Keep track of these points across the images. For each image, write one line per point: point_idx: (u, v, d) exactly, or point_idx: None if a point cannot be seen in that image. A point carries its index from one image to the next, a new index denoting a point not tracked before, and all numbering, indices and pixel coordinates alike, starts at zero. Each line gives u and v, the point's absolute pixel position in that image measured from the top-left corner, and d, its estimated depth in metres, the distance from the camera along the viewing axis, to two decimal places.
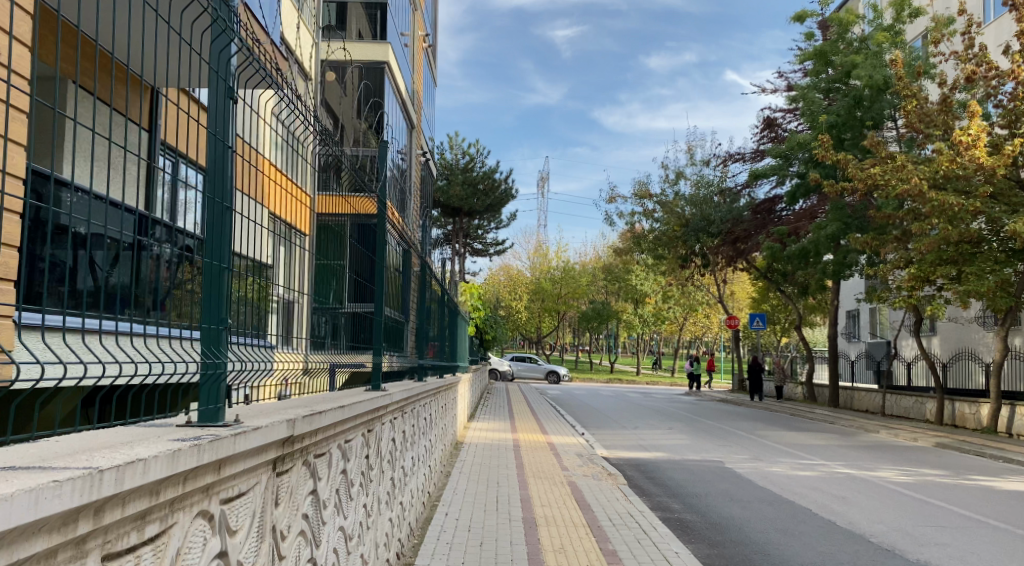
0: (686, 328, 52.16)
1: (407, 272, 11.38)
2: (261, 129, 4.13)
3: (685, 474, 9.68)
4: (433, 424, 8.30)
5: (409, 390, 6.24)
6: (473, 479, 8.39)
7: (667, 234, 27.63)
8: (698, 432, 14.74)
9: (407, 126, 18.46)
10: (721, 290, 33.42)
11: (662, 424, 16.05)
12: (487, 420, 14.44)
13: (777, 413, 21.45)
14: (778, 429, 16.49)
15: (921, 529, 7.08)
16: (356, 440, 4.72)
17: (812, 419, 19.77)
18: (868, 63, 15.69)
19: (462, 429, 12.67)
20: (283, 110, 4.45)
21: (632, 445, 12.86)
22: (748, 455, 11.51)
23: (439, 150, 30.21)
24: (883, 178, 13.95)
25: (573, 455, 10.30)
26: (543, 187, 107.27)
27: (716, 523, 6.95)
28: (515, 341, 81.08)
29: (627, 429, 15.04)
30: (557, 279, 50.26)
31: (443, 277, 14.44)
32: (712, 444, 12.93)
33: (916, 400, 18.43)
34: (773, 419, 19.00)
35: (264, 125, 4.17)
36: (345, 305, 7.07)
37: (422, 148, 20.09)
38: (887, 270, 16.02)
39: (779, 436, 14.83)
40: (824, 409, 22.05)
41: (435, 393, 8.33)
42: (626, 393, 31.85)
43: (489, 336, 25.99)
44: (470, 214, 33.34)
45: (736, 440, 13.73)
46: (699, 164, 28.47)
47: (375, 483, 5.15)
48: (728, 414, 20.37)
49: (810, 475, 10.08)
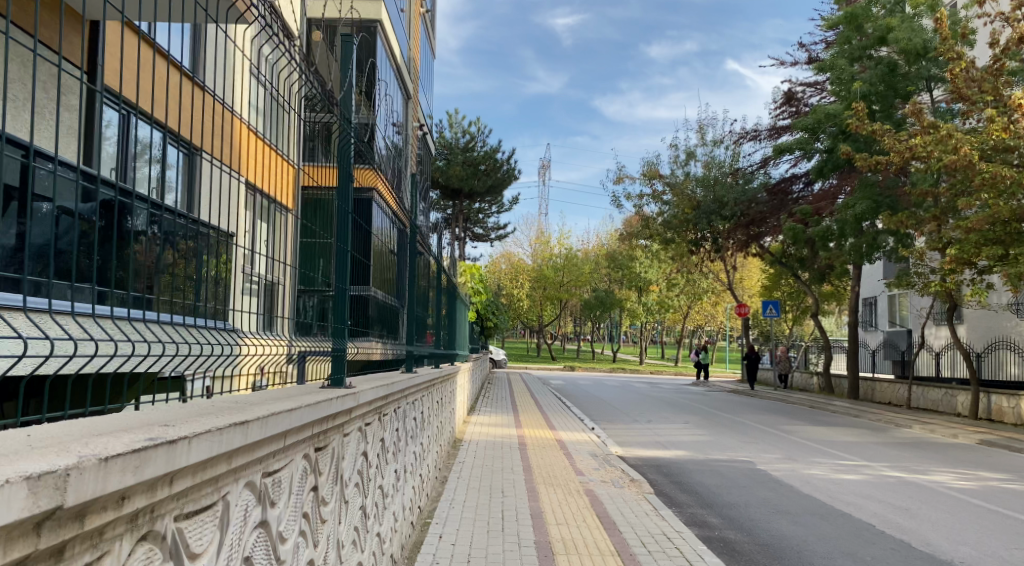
0: (691, 317, 50.92)
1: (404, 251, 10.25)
2: (227, 63, 3.07)
3: (716, 478, 8.52)
4: (426, 422, 7.09)
5: (389, 389, 4.96)
6: (472, 486, 7.17)
7: (678, 216, 26.36)
8: (717, 427, 13.54)
9: (404, 96, 17.21)
10: (730, 276, 32.16)
11: (677, 418, 14.85)
12: (489, 414, 13.24)
13: (795, 406, 20.25)
14: (802, 423, 15.29)
15: (1015, 551, 5.88)
16: (294, 464, 3.28)
17: (834, 412, 18.55)
18: (906, 25, 14.38)
19: (461, 424, 11.45)
20: (263, 44, 3.38)
21: (648, 441, 11.67)
22: (781, 455, 10.31)
23: (438, 129, 28.89)
24: (925, 150, 12.71)
25: (587, 455, 9.10)
26: (544, 176, 105.85)
27: (767, 544, 5.82)
28: (516, 331, 79.89)
29: (641, 424, 13.84)
30: (559, 267, 48.98)
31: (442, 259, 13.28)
32: (736, 441, 11.77)
33: (947, 393, 17.25)
34: (793, 412, 17.78)
35: (232, 52, 3.08)
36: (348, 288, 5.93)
37: (419, 122, 18.81)
38: (925, 251, 14.74)
39: (806, 432, 13.63)
40: (844, 401, 20.87)
41: (427, 387, 7.04)
42: (631, 383, 30.61)
43: (490, 323, 24.75)
44: (470, 196, 32.07)
45: (761, 436, 12.54)
46: (710, 144, 27.24)
47: (330, 520, 3.80)
48: (743, 407, 19.16)
49: (857, 479, 8.87)
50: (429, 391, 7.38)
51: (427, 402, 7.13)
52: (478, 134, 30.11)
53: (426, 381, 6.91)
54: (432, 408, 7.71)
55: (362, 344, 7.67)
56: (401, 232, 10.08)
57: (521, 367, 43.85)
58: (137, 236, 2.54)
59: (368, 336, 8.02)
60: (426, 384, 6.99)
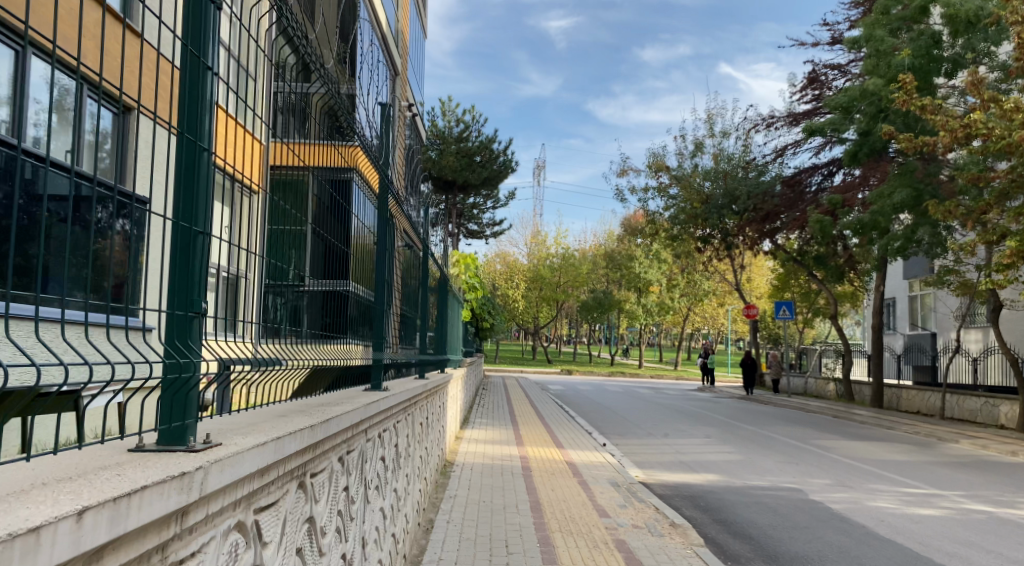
0: (691, 318, 49.31)
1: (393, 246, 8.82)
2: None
3: (768, 515, 6.92)
4: (405, 452, 5.49)
5: (328, 422, 3.22)
6: (466, 533, 5.57)
7: (685, 212, 24.92)
8: (744, 443, 11.94)
9: (391, 74, 15.67)
10: (739, 276, 30.56)
11: (696, 431, 13.27)
12: (485, 427, 11.68)
13: (816, 415, 18.70)
14: (833, 436, 13.74)
15: None
16: None
17: (862, 422, 16.97)
18: None
19: (453, 442, 9.81)
20: None
21: (670, 462, 10.09)
22: (831, 481, 8.73)
23: (430, 117, 27.31)
24: (986, 126, 11.20)
25: (604, 483, 7.50)
26: (540, 176, 104.00)
27: None
28: (512, 333, 78.21)
29: (656, 438, 12.25)
30: (556, 267, 47.27)
31: (437, 254, 11.80)
32: (773, 461, 10.19)
33: (986, 402, 15.70)
34: (818, 423, 16.20)
35: None
36: (307, 281, 5.02)
37: (408, 102, 17.29)
38: (973, 244, 13.19)
39: (845, 448, 12.04)
40: (866, 409, 19.35)
41: (403, 404, 5.37)
42: (635, 388, 28.92)
43: (486, 323, 23.03)
44: (464, 189, 30.41)
45: (798, 455, 10.91)
46: (720, 135, 25.73)
47: None
48: (761, 416, 17.59)
49: (936, 513, 7.27)
50: (408, 410, 5.73)
51: (403, 424, 5.44)
52: (472, 122, 28.48)
53: (399, 398, 5.25)
54: (414, 433, 6.05)
55: (339, 354, 6.03)
56: (388, 223, 8.55)
57: (518, 370, 42.08)
58: (103, 233, 2.01)
59: (348, 344, 6.39)
60: (401, 400, 5.33)
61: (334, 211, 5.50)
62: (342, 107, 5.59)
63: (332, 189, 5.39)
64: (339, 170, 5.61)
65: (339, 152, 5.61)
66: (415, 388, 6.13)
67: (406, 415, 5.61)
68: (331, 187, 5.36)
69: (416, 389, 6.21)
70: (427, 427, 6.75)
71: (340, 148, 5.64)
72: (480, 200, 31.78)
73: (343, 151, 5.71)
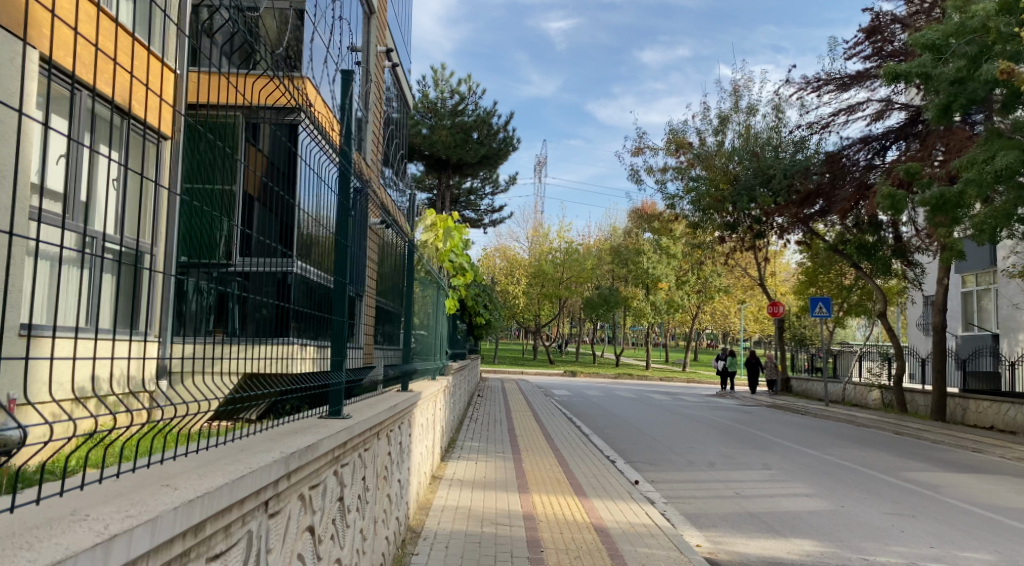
0: (702, 314, 46.24)
1: (359, 230, 6.14)
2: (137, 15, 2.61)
3: None
4: None
5: None
6: None
7: (709, 194, 22.05)
8: (819, 479, 9.01)
9: (364, 12, 12.90)
10: (764, 269, 27.60)
11: (750, 459, 10.33)
12: (475, 455, 8.92)
13: (870, 430, 15.73)
14: (922, 464, 10.76)
15: None
16: None
17: (934, 440, 14.05)
18: None
19: (428, 486, 6.92)
20: None
21: (736, 515, 7.20)
22: (996, 558, 5.79)
23: (421, 87, 24.36)
24: None
25: None
26: (541, 172, 100.69)
27: None
28: (511, 332, 75.02)
29: (701, 471, 9.27)
30: (559, 262, 44.14)
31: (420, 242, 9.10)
32: (881, 516, 7.23)
33: None
34: (886, 443, 13.25)
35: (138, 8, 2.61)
36: None
37: (386, 48, 14.44)
38: None
39: (955, 486, 9.08)
40: (925, 422, 16.51)
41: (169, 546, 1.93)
42: (648, 393, 25.96)
43: (482, 319, 20.07)
44: (459, 169, 27.45)
45: (904, 502, 7.89)
46: (746, 108, 22.86)
47: None
48: (811, 432, 14.68)
49: None
50: (236, 526, 2.27)
51: None
52: (469, 94, 25.60)
53: (136, 547, 1.76)
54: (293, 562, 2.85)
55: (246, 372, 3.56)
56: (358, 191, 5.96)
57: (518, 372, 38.86)
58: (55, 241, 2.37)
59: (267, 356, 3.89)
60: (166, 539, 1.87)
61: (215, 180, 3.15)
62: (235, 16, 3.24)
63: (207, 143, 3.07)
64: (215, 126, 3.16)
65: (224, 82, 3.23)
66: (296, 446, 2.79)
67: (209, 561, 2.13)
68: (202, 142, 3.04)
69: (292, 442, 2.86)
70: (342, 525, 3.30)
71: (225, 80, 3.24)
72: (476, 185, 29.02)
73: (235, 82, 3.28)
